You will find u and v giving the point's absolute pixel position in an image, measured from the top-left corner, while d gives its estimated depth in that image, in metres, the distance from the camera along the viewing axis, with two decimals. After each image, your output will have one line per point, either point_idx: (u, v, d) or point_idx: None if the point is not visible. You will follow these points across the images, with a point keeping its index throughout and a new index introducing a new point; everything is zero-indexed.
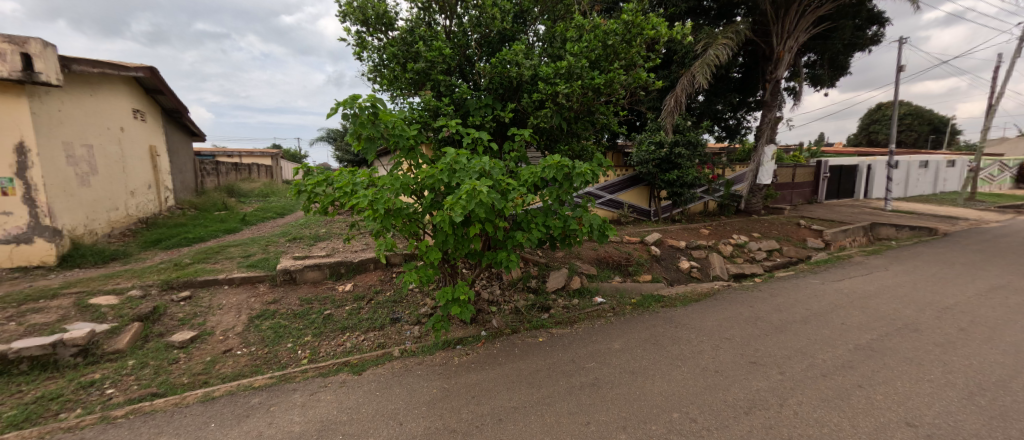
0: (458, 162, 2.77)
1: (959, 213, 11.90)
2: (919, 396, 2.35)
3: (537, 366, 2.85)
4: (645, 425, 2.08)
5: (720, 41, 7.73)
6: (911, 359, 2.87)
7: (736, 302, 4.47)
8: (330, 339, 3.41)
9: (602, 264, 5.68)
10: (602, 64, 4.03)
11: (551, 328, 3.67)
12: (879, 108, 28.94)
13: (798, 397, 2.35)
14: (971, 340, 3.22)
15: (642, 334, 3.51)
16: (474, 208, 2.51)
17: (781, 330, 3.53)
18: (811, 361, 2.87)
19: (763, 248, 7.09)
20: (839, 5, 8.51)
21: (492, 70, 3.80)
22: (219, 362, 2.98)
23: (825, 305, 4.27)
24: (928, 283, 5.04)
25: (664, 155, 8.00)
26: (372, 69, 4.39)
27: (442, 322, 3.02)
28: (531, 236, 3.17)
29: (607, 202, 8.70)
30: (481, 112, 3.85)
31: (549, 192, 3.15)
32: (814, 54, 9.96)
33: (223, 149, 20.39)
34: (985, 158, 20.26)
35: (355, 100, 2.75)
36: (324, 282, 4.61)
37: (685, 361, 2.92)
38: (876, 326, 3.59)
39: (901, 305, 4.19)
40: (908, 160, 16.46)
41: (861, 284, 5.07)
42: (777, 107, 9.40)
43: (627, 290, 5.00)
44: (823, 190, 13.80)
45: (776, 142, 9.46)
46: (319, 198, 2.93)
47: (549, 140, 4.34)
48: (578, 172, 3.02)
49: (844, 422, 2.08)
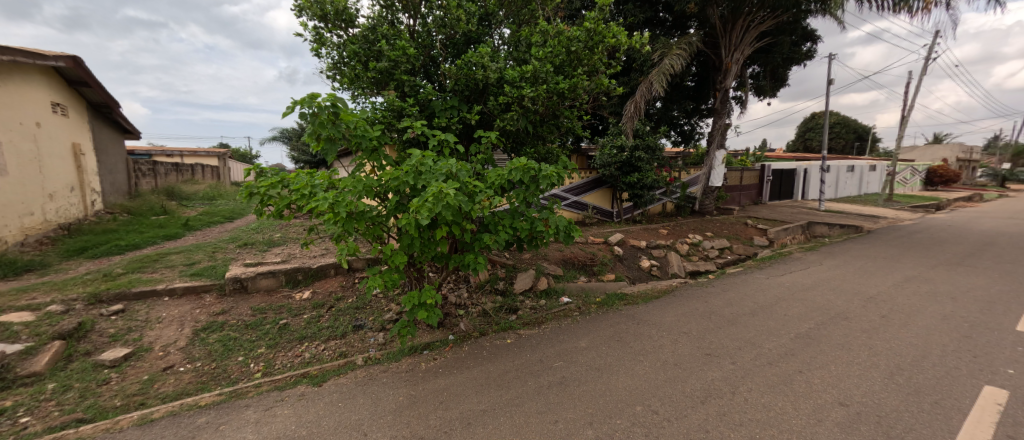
0: (424, 164, 2.74)
1: (880, 213, 13.32)
2: (849, 377, 2.61)
3: (505, 368, 2.85)
4: (610, 420, 2.14)
5: (675, 51, 8.21)
6: (842, 344, 3.18)
7: (693, 298, 4.74)
8: (287, 350, 3.22)
9: (568, 265, 5.80)
10: (566, 70, 4.12)
11: (519, 329, 3.69)
12: (813, 117, 31.80)
13: (747, 385, 2.53)
14: (891, 326, 3.61)
15: (606, 331, 3.62)
16: (441, 210, 2.49)
17: (732, 323, 3.78)
18: (759, 351, 3.09)
19: (716, 246, 7.57)
20: (778, 22, 9.25)
21: (458, 71, 3.79)
22: (158, 381, 2.71)
23: (770, 298, 4.62)
24: (856, 276, 5.59)
25: (625, 158, 8.32)
26: (331, 67, 4.23)
27: (408, 327, 2.97)
28: (499, 237, 3.20)
29: (572, 204, 8.93)
30: (447, 113, 3.80)
31: (515, 193, 3.20)
32: (757, 66, 10.74)
33: (160, 148, 18.81)
34: (899, 163, 22.86)
35: (313, 99, 2.63)
36: (279, 290, 4.36)
37: (647, 356, 3.05)
38: (813, 316, 3.94)
39: (833, 296, 4.61)
40: (838, 165, 18.26)
41: (800, 278, 5.53)
42: (727, 114, 10.01)
43: (593, 290, 5.12)
44: (767, 192, 14.96)
45: (726, 147, 10.10)
46: (273, 201, 2.75)
47: (515, 142, 4.41)
48: (544, 175, 3.09)
49: (787, 405, 2.27)
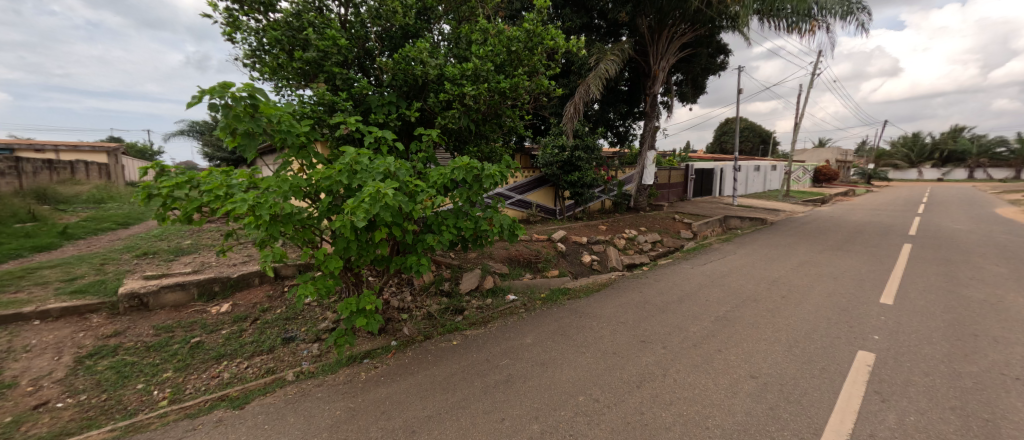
0: (359, 162, 2.58)
1: (780, 207, 15.33)
2: (758, 352, 2.96)
3: (451, 371, 2.80)
4: (554, 412, 2.21)
5: (609, 56, 8.66)
6: (753, 323, 3.61)
7: (629, 289, 5.06)
8: (201, 371, 2.86)
9: (513, 263, 5.87)
10: (507, 69, 4.15)
11: (465, 330, 3.65)
12: (727, 122, 35.60)
13: (676, 366, 2.76)
14: (790, 304, 4.17)
15: (551, 326, 3.73)
16: (379, 211, 2.37)
17: (663, 310, 4.10)
18: (685, 334, 3.39)
19: (649, 240, 8.15)
20: (697, 35, 10.17)
21: (395, 66, 3.63)
22: (25, 422, 2.23)
23: (695, 285, 5.08)
24: (763, 262, 6.37)
25: (566, 157, 8.61)
26: (249, 54, 3.82)
27: (345, 336, 2.78)
28: (442, 238, 3.13)
29: (516, 203, 9.04)
30: (384, 109, 3.62)
31: (459, 193, 3.15)
32: (681, 74, 11.73)
33: (26, 141, 15.62)
34: (794, 164, 26.49)
35: (226, 89, 2.34)
36: (190, 305, 3.85)
37: (588, 347, 3.19)
38: (730, 299, 4.41)
39: (746, 281, 5.20)
40: (748, 165, 20.66)
41: (719, 266, 6.17)
42: (656, 117, 10.81)
43: (537, 286, 5.24)
44: (691, 190, 16.46)
45: (656, 148, 10.91)
46: (179, 204, 2.42)
47: (458, 140, 4.35)
48: (487, 174, 3.09)
49: (709, 382, 2.52)
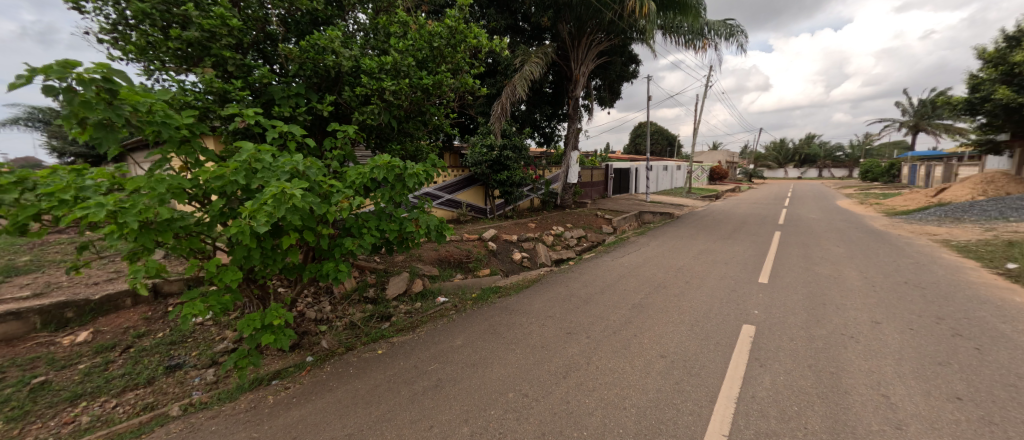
0: (259, 160, 2.30)
1: (684, 202, 17.30)
2: (667, 334, 3.30)
3: (375, 382, 2.64)
4: (485, 412, 2.21)
5: (533, 59, 8.91)
6: (663, 308, 4.01)
7: (557, 284, 5.27)
8: (46, 419, 2.29)
9: (443, 264, 5.74)
10: (429, 66, 4.03)
11: (392, 337, 3.48)
12: (639, 126, 39.13)
13: (598, 354, 2.94)
14: (692, 289, 4.73)
15: (481, 325, 3.73)
16: (285, 215, 2.14)
17: (587, 302, 4.35)
18: (606, 323, 3.64)
19: (574, 236, 8.60)
20: (612, 44, 10.95)
21: (302, 54, 3.29)
22: None
23: (615, 277, 5.49)
24: (671, 252, 7.13)
25: (494, 156, 8.66)
26: (108, 28, 3.16)
27: (249, 357, 2.46)
28: (363, 241, 2.94)
29: (445, 202, 8.87)
30: (291, 101, 3.26)
31: (380, 193, 2.99)
32: (599, 80, 12.56)
33: None
34: (694, 164, 30.11)
35: (70, 67, 1.89)
36: (30, 338, 3.07)
37: (517, 343, 3.25)
38: (644, 288, 4.85)
39: (657, 270, 5.76)
40: (657, 165, 22.94)
41: (635, 258, 6.75)
42: (578, 120, 11.39)
43: (468, 286, 5.20)
44: (611, 188, 17.75)
45: (579, 148, 11.53)
46: (2, 211, 1.90)
47: (379, 138, 4.12)
48: (410, 173, 2.98)
49: (627, 365, 2.74)
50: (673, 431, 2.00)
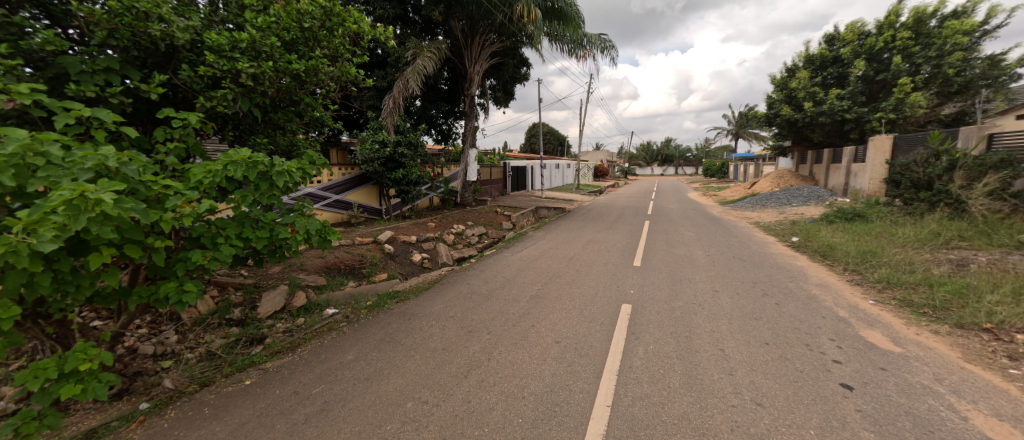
0: (42, 154, 1.70)
1: (575, 198, 18.93)
2: (560, 320, 3.55)
3: (241, 420, 2.22)
4: (379, 429, 2.04)
5: (426, 53, 8.60)
6: (557, 297, 4.31)
7: (459, 283, 5.22)
8: None
9: (332, 271, 5.16)
10: (300, 49, 3.55)
11: (265, 362, 2.98)
12: (533, 127, 41.44)
13: (498, 348, 3.00)
14: (582, 276, 5.19)
15: (377, 335, 3.47)
16: (91, 226, 1.63)
17: (488, 298, 4.41)
18: (506, 317, 3.75)
19: (475, 233, 8.65)
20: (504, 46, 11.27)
21: (113, 19, 2.55)
22: None
23: (515, 271, 5.69)
24: (565, 244, 7.71)
25: (388, 153, 8.13)
26: None
27: (41, 420, 1.80)
28: (219, 253, 2.46)
29: (331, 204, 8.01)
30: (98, 78, 2.51)
31: (240, 195, 2.54)
32: (493, 80, 12.83)
33: None
34: (582, 163, 33.19)
35: None
36: None
37: (417, 349, 3.11)
38: (541, 279, 5.14)
39: (553, 262, 6.16)
40: (550, 163, 24.60)
41: (533, 251, 7.11)
42: (475, 118, 11.42)
43: (362, 294, 4.78)
44: (509, 185, 18.38)
45: (476, 146, 11.61)
46: None
47: (239, 130, 3.48)
48: (279, 171, 2.60)
49: (525, 355, 2.85)
50: (566, 411, 2.14)
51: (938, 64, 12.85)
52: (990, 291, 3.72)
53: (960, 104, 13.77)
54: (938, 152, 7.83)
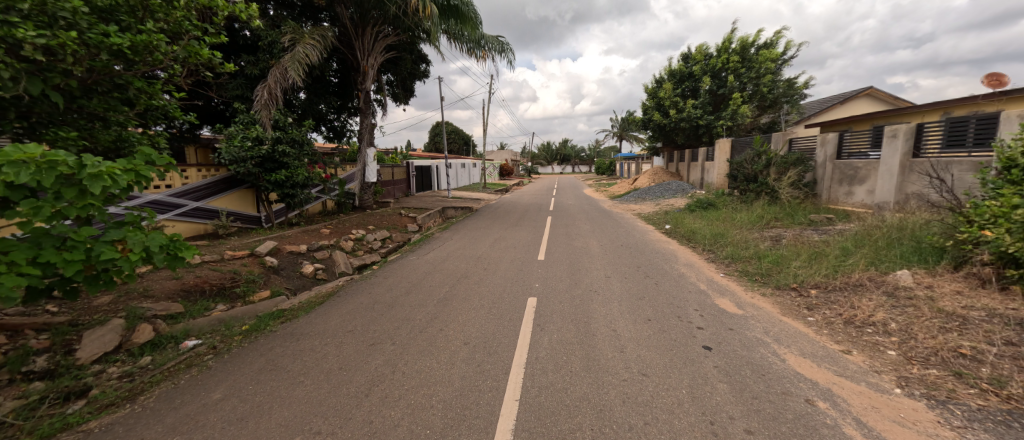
0: None
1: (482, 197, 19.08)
2: (469, 321, 3.51)
3: None
4: None
5: (307, 40, 7.68)
6: (466, 297, 4.26)
7: (360, 293, 4.79)
8: None
9: (193, 295, 4.26)
10: (125, 18, 2.81)
11: (90, 421, 2.30)
12: (437, 126, 40.58)
13: (404, 358, 2.83)
14: (491, 275, 5.23)
15: (256, 364, 2.96)
16: None
17: (392, 307, 4.14)
18: (412, 324, 3.56)
19: (377, 237, 8.07)
20: (400, 40, 10.71)
21: None
22: None
23: (422, 275, 5.46)
24: (473, 243, 7.70)
25: (264, 152, 7.04)
26: None
27: None
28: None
29: (190, 213, 6.61)
30: None
31: (29, 206, 1.89)
32: (390, 75, 12.15)
33: None
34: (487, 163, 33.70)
35: None
36: None
37: (307, 373, 2.75)
38: (450, 281, 5.03)
39: (461, 262, 6.10)
40: (456, 163, 24.35)
41: (441, 253, 6.92)
42: (371, 115, 10.63)
43: (236, 317, 4.04)
44: (413, 185, 17.63)
45: (374, 145, 10.81)
46: None
47: (32, 118, 2.62)
48: (93, 173, 2.02)
49: (433, 362, 2.75)
50: (476, 413, 2.12)
51: (757, 83, 16.35)
52: (795, 259, 4.88)
53: (772, 115, 17.76)
54: (760, 153, 9.96)
